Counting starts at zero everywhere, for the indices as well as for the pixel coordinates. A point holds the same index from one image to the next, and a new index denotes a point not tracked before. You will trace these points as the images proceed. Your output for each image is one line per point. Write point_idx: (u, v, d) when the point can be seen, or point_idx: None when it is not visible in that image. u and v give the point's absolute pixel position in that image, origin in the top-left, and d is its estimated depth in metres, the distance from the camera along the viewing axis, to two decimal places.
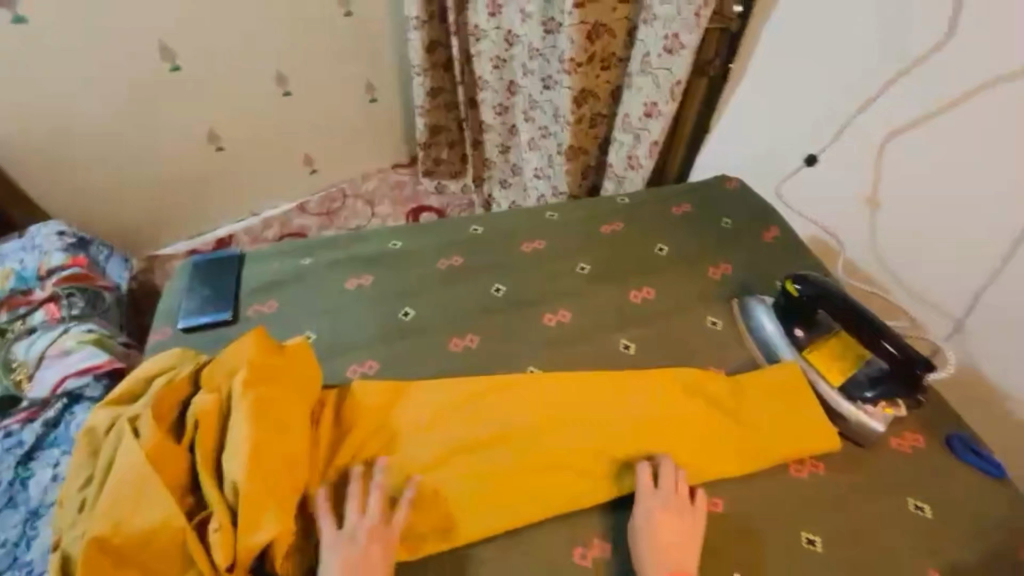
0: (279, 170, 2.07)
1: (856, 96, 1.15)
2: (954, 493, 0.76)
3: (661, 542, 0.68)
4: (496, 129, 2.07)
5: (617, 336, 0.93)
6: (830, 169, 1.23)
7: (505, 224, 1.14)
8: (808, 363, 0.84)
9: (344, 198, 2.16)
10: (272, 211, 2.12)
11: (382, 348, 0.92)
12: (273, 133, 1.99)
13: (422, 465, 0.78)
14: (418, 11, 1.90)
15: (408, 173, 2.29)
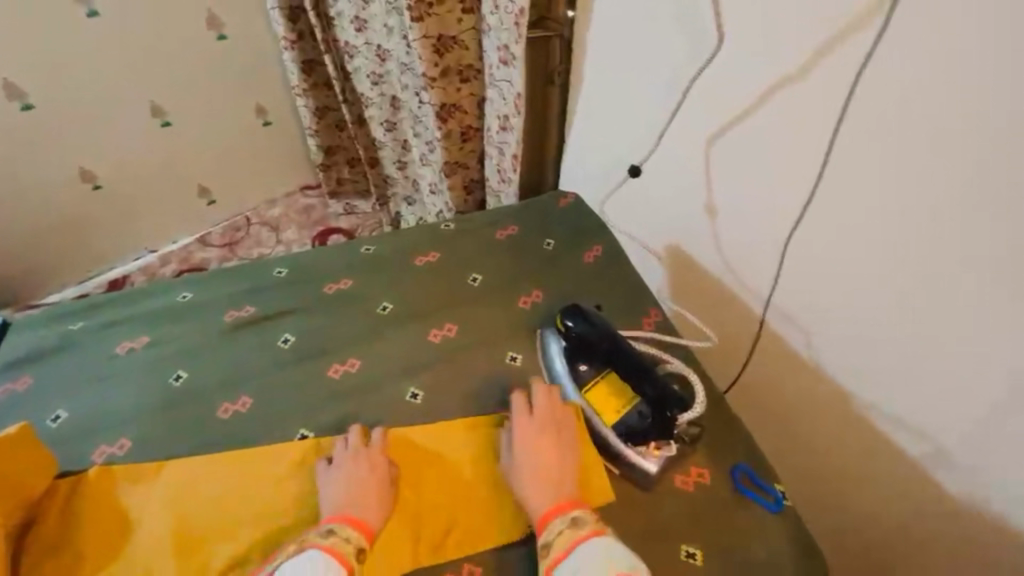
0: (178, 205, 1.89)
1: (666, 107, 1.06)
2: (732, 534, 0.71)
3: (539, 472, 0.71)
4: (389, 147, 1.88)
5: (406, 384, 0.87)
6: (657, 181, 1.15)
7: (312, 264, 1.05)
8: (586, 401, 0.80)
9: (247, 226, 1.99)
10: (169, 247, 1.92)
11: (142, 423, 0.83)
12: (151, 169, 1.79)
13: (145, 563, 0.70)
14: (283, 31, 1.71)
15: (316, 196, 2.10)
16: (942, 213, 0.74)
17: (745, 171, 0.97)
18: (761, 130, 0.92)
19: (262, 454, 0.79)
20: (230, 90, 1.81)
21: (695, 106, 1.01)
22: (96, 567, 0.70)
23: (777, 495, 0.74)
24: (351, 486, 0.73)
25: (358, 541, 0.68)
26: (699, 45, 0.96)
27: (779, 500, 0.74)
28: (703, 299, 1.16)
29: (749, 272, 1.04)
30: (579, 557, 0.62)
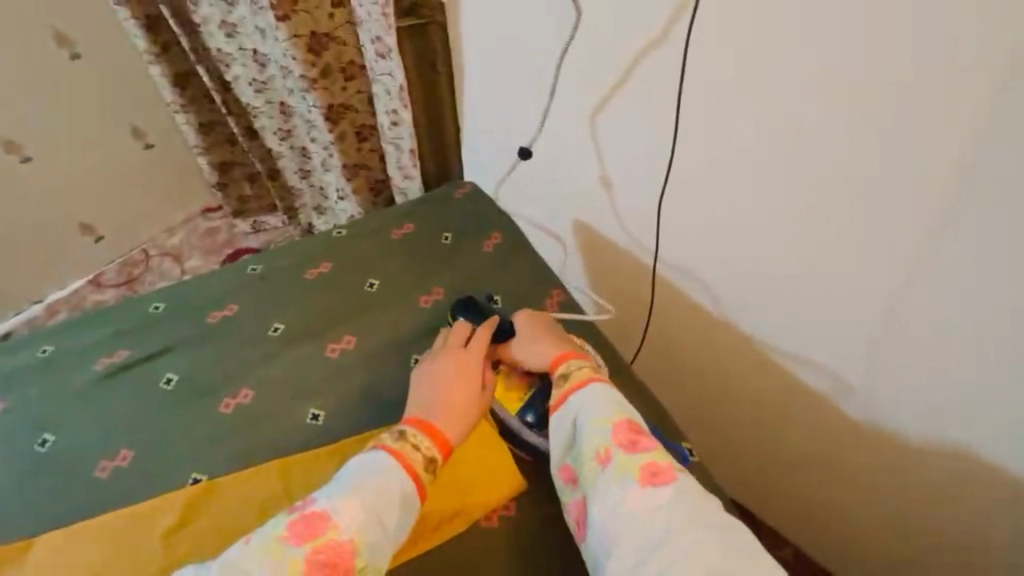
0: (57, 247, 1.71)
1: (542, 86, 1.06)
2: None
3: (536, 347, 0.80)
4: (288, 155, 1.76)
5: (306, 406, 0.82)
6: (548, 160, 1.14)
7: (190, 294, 0.97)
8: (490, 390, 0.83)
9: (146, 260, 1.82)
10: (56, 294, 1.73)
11: (6, 500, 0.75)
12: (15, 212, 1.60)
13: None
14: (145, 44, 1.56)
15: (219, 218, 1.93)
16: (799, 160, 0.80)
17: (627, 142, 0.98)
18: (633, 99, 0.93)
19: (131, 517, 0.72)
20: (94, 114, 1.64)
21: (571, 81, 1.01)
22: None
23: (681, 453, 0.77)
24: (440, 387, 0.76)
25: (428, 449, 0.71)
26: (561, 21, 0.96)
27: (684, 457, 0.76)
28: (609, 271, 1.17)
29: (645, 239, 1.06)
30: (583, 398, 0.72)
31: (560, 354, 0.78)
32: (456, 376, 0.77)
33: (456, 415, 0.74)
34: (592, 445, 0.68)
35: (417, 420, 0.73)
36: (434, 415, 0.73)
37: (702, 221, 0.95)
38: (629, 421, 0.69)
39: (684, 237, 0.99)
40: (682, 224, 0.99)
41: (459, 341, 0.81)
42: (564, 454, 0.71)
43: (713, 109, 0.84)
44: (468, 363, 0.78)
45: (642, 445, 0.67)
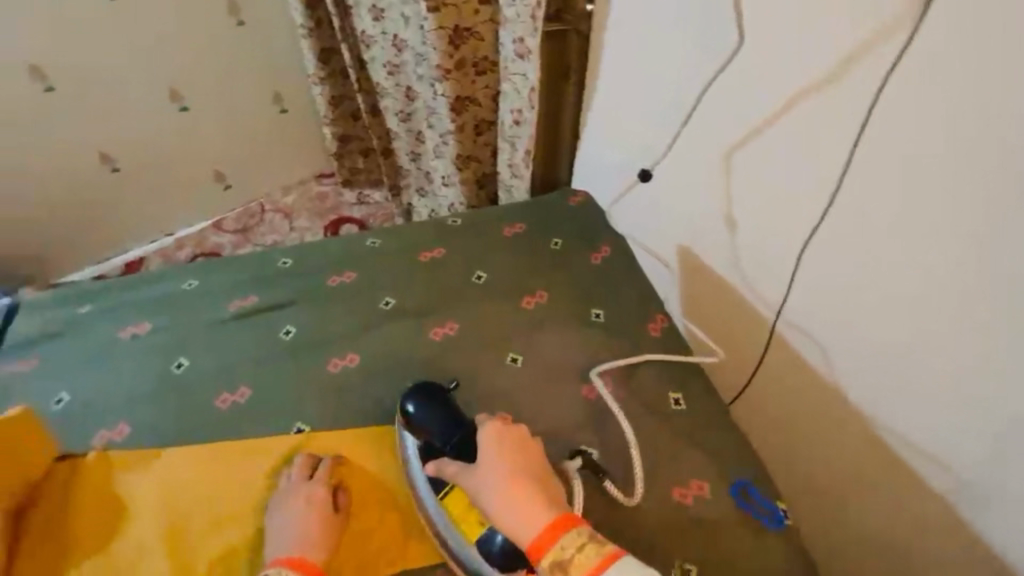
0: (194, 190, 1.90)
1: (676, 114, 1.02)
2: (733, 551, 0.69)
3: (507, 493, 0.63)
4: (403, 138, 1.85)
5: (404, 381, 0.86)
6: (671, 189, 1.08)
7: (316, 256, 1.05)
8: (440, 509, 0.71)
9: (262, 213, 1.99)
10: (184, 231, 1.94)
11: (141, 410, 0.83)
12: (168, 153, 1.80)
13: (142, 548, 0.70)
14: (302, 19, 1.70)
15: (330, 184, 2.08)
16: (983, 243, 0.66)
17: (760, 184, 0.90)
18: (776, 139, 0.85)
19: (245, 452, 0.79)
20: (244, 75, 1.80)
21: (710, 111, 0.95)
22: (92, 550, 0.69)
23: (775, 511, 0.72)
24: (298, 518, 0.70)
25: None
26: (709, 51, 0.91)
27: (777, 516, 0.72)
28: (721, 315, 1.07)
29: (758, 285, 0.97)
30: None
31: (549, 524, 0.60)
32: (307, 509, 0.71)
33: (318, 540, 0.69)
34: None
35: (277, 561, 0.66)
36: (294, 551, 0.67)
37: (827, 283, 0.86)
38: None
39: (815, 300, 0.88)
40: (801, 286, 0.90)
41: (303, 478, 0.75)
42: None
43: (865, 167, 0.75)
44: (319, 496, 0.72)
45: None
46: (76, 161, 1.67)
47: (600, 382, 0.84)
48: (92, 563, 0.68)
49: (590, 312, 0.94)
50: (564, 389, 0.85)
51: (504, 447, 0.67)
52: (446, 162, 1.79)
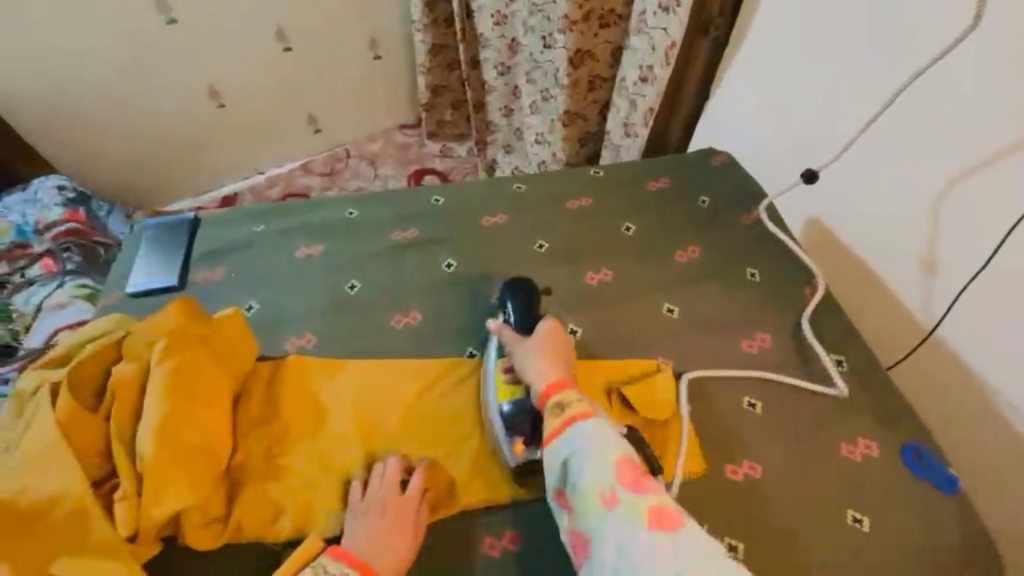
0: (291, 130, 2.01)
1: (847, 122, 0.99)
2: (904, 507, 0.72)
3: (545, 353, 0.77)
4: (498, 91, 1.86)
5: (566, 320, 0.90)
6: (847, 194, 1.02)
7: (467, 196, 1.08)
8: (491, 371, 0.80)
9: (347, 158, 2.07)
10: (275, 170, 2.05)
11: (324, 322, 0.90)
12: (272, 93, 1.91)
13: (345, 446, 0.75)
14: None
15: (413, 134, 2.14)
16: None
17: (972, 205, 0.85)
18: (959, 144, 0.84)
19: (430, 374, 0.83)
20: (345, 18, 1.86)
21: (893, 116, 0.92)
22: (300, 440, 0.76)
23: (949, 475, 0.74)
24: (378, 527, 0.67)
25: None
26: (903, 49, 0.88)
27: (951, 481, 0.74)
28: (882, 317, 1.03)
29: (932, 291, 0.94)
30: (580, 433, 0.67)
31: (555, 382, 0.73)
32: (393, 518, 0.68)
33: (389, 556, 0.65)
34: (592, 483, 0.64)
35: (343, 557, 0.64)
36: (368, 558, 0.65)
37: (997, 309, 0.85)
38: (628, 461, 0.65)
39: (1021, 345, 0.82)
40: (963, 306, 0.89)
41: (394, 487, 0.70)
42: (558, 490, 0.68)
43: None
44: (406, 509, 0.69)
45: (644, 486, 0.63)
46: (187, 91, 1.80)
47: (763, 337, 0.87)
48: (302, 451, 0.75)
49: (742, 271, 0.95)
50: (724, 341, 0.87)
51: (554, 336, 0.80)
52: (543, 118, 1.80)
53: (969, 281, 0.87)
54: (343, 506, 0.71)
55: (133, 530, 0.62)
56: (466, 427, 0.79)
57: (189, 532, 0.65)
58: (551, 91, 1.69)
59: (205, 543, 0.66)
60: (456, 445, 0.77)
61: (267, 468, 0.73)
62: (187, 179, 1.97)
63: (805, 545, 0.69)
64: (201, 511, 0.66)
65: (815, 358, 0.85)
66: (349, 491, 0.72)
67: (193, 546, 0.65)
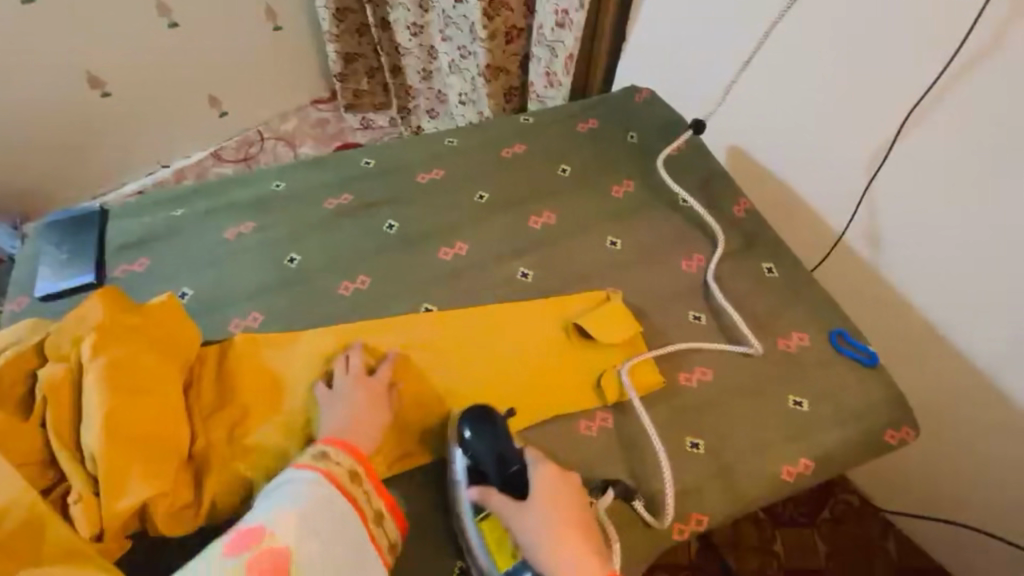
0: (193, 116, 1.85)
1: (742, 57, 1.08)
2: (836, 385, 0.80)
3: (555, 524, 0.63)
4: (414, 53, 1.80)
5: (516, 264, 0.91)
6: (761, 116, 1.09)
7: (399, 156, 1.05)
8: (476, 530, 0.66)
9: (261, 140, 1.94)
10: (182, 162, 1.90)
11: (268, 299, 0.87)
12: (163, 76, 1.74)
13: (310, 413, 0.74)
14: None
15: (329, 109, 2.04)
16: None
17: (863, 110, 0.95)
18: (845, 56, 0.93)
19: (384, 336, 0.82)
20: None
21: (791, 36, 0.99)
22: (263, 416, 0.74)
23: (871, 352, 0.83)
24: (347, 406, 0.71)
25: (347, 463, 0.65)
26: None
27: (873, 356, 0.83)
28: (799, 227, 1.12)
29: (839, 199, 1.03)
30: None
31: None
32: (369, 403, 0.72)
33: (368, 437, 0.70)
34: None
35: (332, 440, 0.67)
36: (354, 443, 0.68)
37: (894, 206, 0.96)
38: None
39: (921, 231, 0.94)
40: (868, 209, 1.00)
41: (362, 372, 0.75)
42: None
43: (951, 94, 0.84)
44: (379, 393, 0.74)
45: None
46: (61, 79, 1.60)
47: (699, 256, 0.93)
48: (267, 426, 0.73)
49: (676, 198, 1.00)
50: (667, 264, 0.92)
51: (552, 489, 0.66)
52: (463, 78, 1.76)
53: (868, 183, 0.98)
54: None
55: (99, 529, 0.61)
56: (428, 379, 0.79)
57: (159, 521, 0.63)
58: (469, 48, 1.65)
59: (177, 529, 0.65)
60: (423, 398, 0.78)
61: (231, 448, 0.71)
62: (81, 181, 1.77)
63: (756, 432, 0.77)
64: (166, 500, 0.64)
65: (749, 266, 0.92)
66: None
67: (165, 533, 0.64)
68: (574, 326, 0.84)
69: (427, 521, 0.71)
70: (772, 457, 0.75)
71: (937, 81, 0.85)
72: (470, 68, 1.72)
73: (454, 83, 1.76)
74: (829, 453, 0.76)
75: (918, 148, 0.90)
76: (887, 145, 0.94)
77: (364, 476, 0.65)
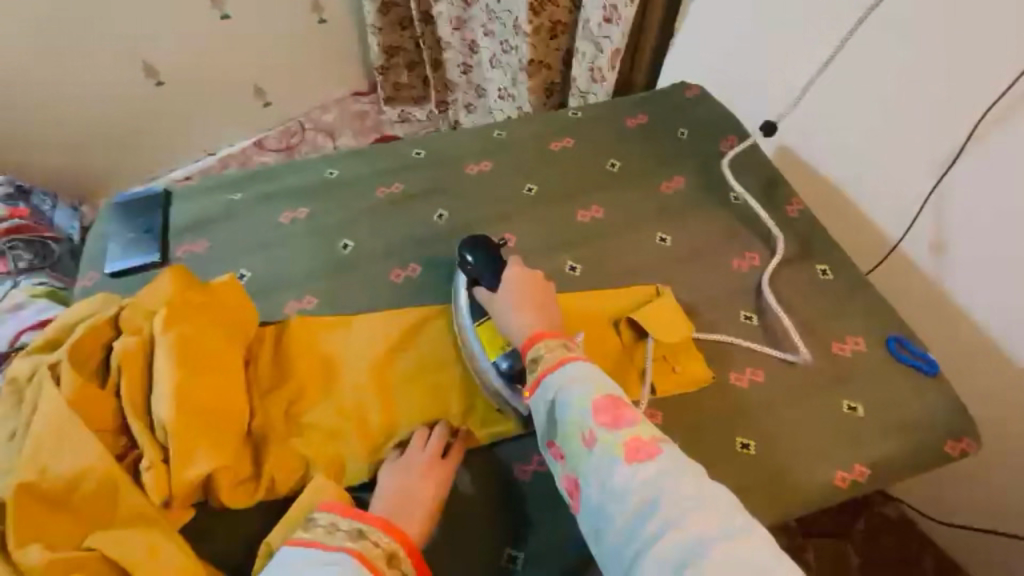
0: (240, 105, 1.91)
1: (813, 55, 1.04)
2: (891, 391, 0.78)
3: (520, 300, 0.76)
4: (456, 48, 1.82)
5: (564, 258, 0.92)
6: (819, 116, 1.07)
7: (448, 147, 1.06)
8: (473, 332, 0.79)
9: (302, 131, 1.96)
10: (227, 149, 1.94)
11: (322, 283, 0.89)
12: (214, 66, 1.80)
13: (361, 395, 0.77)
14: None
15: (368, 102, 2.06)
16: None
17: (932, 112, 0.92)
18: (913, 59, 0.92)
19: (434, 327, 0.84)
20: None
21: (859, 36, 0.98)
22: (318, 396, 0.76)
23: (930, 358, 0.80)
24: (409, 486, 0.67)
25: (392, 546, 0.60)
26: None
27: (933, 363, 0.80)
28: (853, 231, 1.09)
29: (899, 203, 1.01)
30: (560, 377, 0.66)
31: (538, 331, 0.72)
32: (426, 482, 0.68)
33: (426, 521, 0.65)
34: (574, 423, 0.63)
35: (383, 521, 0.62)
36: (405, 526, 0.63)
37: (962, 211, 0.93)
38: (608, 398, 0.63)
39: (990, 238, 0.91)
40: (933, 214, 0.97)
41: (433, 453, 0.71)
42: (550, 437, 0.65)
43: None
44: (440, 474, 0.69)
45: (627, 420, 0.62)
46: (121, 67, 1.67)
47: (752, 256, 0.91)
48: (322, 406, 0.75)
49: (728, 196, 0.98)
50: (717, 262, 0.91)
51: (521, 277, 0.78)
52: (505, 73, 1.76)
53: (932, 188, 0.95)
54: (369, 456, 0.72)
55: (167, 496, 0.63)
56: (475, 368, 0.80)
57: (222, 493, 0.66)
58: (511, 43, 1.66)
59: (237, 501, 0.67)
60: (469, 387, 0.79)
61: (288, 426, 0.73)
62: (133, 166, 1.84)
63: (810, 436, 0.76)
64: (230, 472, 0.66)
65: (802, 267, 0.90)
66: (372, 441, 0.73)
67: (227, 505, 0.66)
68: (626, 321, 0.84)
69: (475, 508, 0.72)
70: (824, 462, 0.74)
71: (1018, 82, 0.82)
72: (511, 62, 1.73)
73: (495, 78, 1.77)
74: (884, 461, 0.74)
75: (996, 150, 0.87)
76: (958, 148, 0.91)
77: (402, 557, 0.60)
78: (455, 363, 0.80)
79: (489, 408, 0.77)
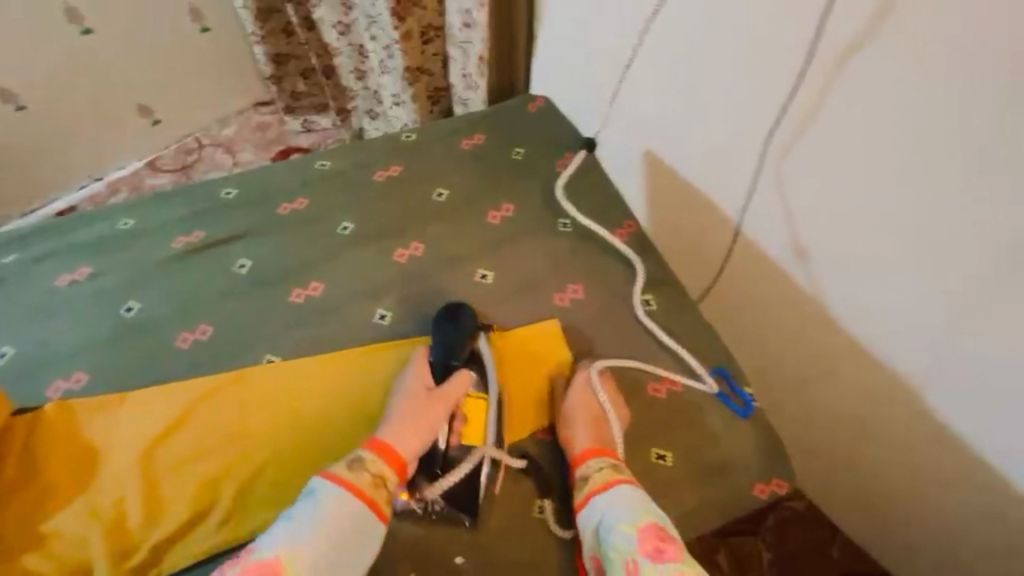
0: (118, 128, 1.58)
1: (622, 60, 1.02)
2: (705, 438, 0.75)
3: (592, 403, 0.74)
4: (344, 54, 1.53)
5: (373, 306, 0.84)
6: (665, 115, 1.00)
7: (262, 182, 0.97)
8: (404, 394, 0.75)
9: (201, 148, 1.67)
10: (119, 173, 1.61)
11: (96, 356, 0.79)
12: (83, 83, 1.48)
13: (117, 488, 0.68)
14: None
15: (270, 112, 1.74)
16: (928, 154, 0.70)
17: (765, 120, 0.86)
18: (762, 63, 0.82)
19: (210, 402, 0.75)
20: None
21: (712, 38, 0.86)
22: (68, 496, 0.68)
23: (745, 400, 0.78)
24: (409, 412, 0.70)
25: (379, 466, 0.65)
26: None
27: (747, 405, 0.78)
28: (710, 241, 1.06)
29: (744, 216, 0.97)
30: (611, 497, 0.65)
31: (601, 443, 0.71)
32: (426, 403, 0.71)
33: (419, 438, 0.69)
34: (619, 550, 0.61)
35: (373, 442, 0.67)
36: (397, 442, 0.68)
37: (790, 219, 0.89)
38: (655, 526, 0.62)
39: (828, 256, 0.87)
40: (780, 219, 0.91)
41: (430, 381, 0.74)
42: (594, 553, 0.64)
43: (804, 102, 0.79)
44: (438, 401, 0.71)
45: (667, 555, 0.59)
46: None
47: (575, 289, 0.86)
48: (71, 509, 0.67)
49: (557, 224, 0.93)
50: (539, 299, 0.86)
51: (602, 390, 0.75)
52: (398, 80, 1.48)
53: (751, 190, 0.93)
54: (113, 566, 0.64)
55: None
56: (257, 441, 0.73)
57: None
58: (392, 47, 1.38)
59: None
60: (243, 467, 0.71)
61: (28, 537, 0.65)
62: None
63: None
64: None
65: (627, 299, 0.86)
66: (120, 546, 0.65)
67: None
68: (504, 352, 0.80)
69: None
70: None
71: (803, 83, 0.79)
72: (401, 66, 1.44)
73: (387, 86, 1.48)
74: (689, 511, 0.71)
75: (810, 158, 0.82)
76: (764, 148, 0.88)
77: (391, 479, 0.66)
78: (232, 436, 0.73)
79: (259, 498, 0.69)
